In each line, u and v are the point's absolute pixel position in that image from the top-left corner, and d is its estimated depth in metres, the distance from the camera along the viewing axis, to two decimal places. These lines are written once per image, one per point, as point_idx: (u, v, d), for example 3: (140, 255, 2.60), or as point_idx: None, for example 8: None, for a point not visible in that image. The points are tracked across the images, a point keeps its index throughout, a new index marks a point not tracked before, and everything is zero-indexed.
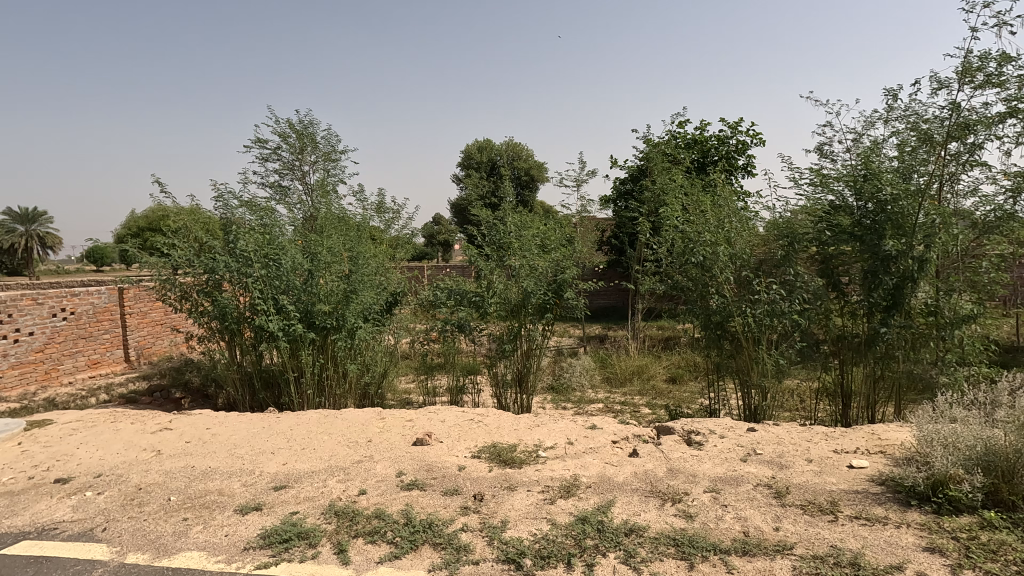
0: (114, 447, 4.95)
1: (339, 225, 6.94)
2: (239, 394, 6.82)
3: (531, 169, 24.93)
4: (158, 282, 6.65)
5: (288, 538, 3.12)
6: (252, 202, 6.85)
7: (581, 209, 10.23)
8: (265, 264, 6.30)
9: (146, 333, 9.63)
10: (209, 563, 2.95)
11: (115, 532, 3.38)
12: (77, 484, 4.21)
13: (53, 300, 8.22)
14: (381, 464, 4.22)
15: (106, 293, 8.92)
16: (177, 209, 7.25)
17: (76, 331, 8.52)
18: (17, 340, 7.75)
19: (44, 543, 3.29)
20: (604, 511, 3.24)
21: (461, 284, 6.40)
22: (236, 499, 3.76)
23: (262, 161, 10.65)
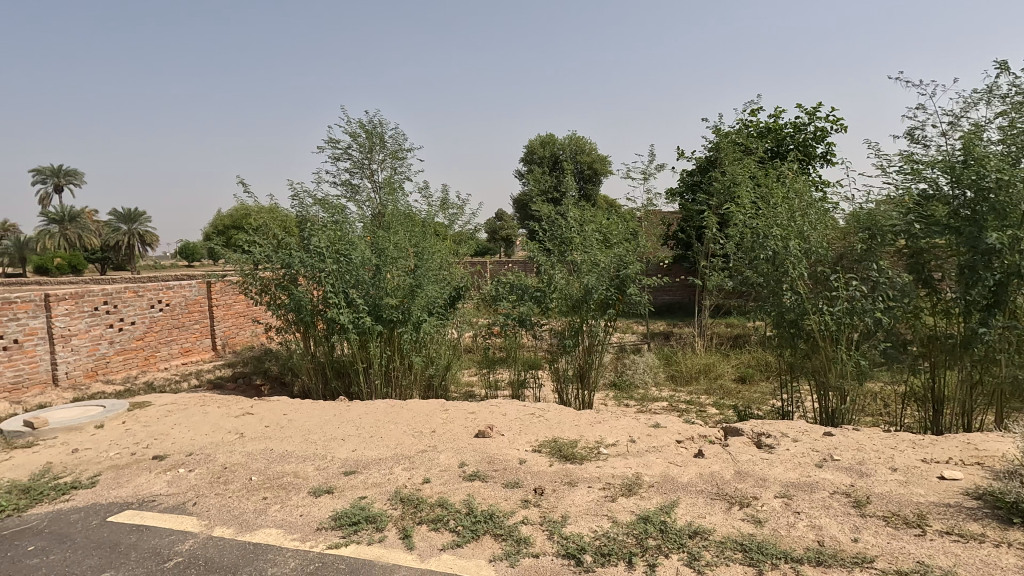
0: (203, 429, 5.36)
1: (405, 222, 7.19)
2: (313, 382, 7.22)
3: (595, 163, 24.66)
4: (240, 276, 7.17)
5: (357, 521, 3.26)
6: (325, 201, 7.26)
7: (646, 202, 9.99)
8: (337, 260, 6.61)
9: (231, 324, 10.33)
10: (286, 540, 3.14)
11: (203, 507, 3.66)
12: (172, 461, 4.60)
13: (151, 293, 8.98)
14: (445, 454, 4.32)
15: (196, 287, 9.65)
16: (257, 208, 7.75)
17: (171, 321, 9.25)
18: (121, 329, 8.50)
19: (144, 513, 3.63)
20: (667, 512, 3.17)
21: (523, 279, 6.41)
22: (310, 482, 3.98)
23: (335, 160, 11.18)
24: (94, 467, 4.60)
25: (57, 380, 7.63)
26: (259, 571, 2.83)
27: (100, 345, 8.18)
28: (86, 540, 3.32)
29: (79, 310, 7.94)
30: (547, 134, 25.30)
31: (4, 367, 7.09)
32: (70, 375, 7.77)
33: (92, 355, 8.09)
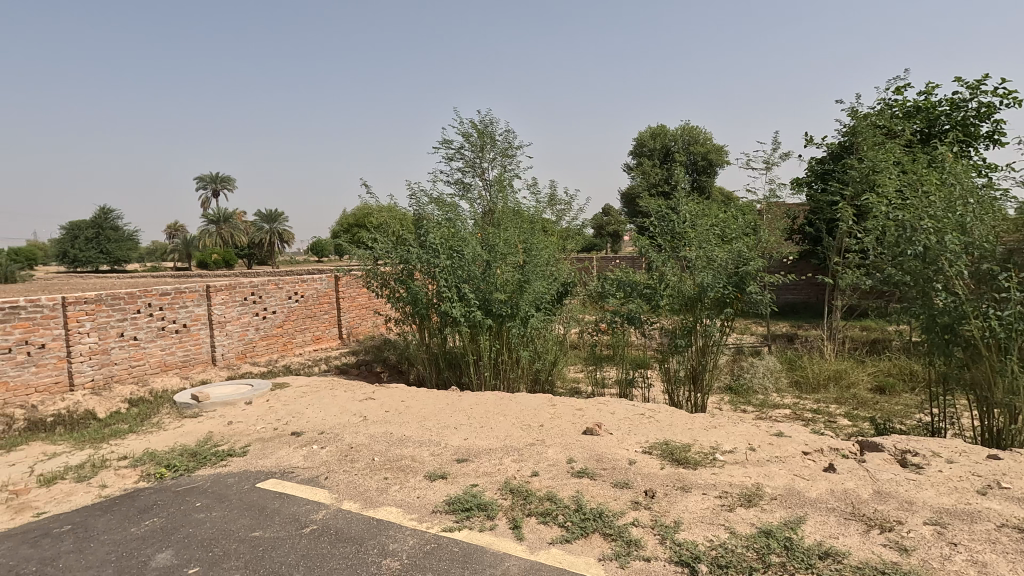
0: (332, 410, 5.88)
1: (515, 219, 7.35)
2: (427, 371, 7.62)
3: (710, 154, 23.33)
4: (364, 271, 7.73)
5: (469, 507, 3.39)
6: (440, 199, 7.61)
7: (768, 194, 9.30)
8: (450, 255, 6.90)
9: (355, 315, 11.20)
10: (405, 519, 3.35)
11: (334, 481, 4.02)
12: (307, 437, 5.10)
13: (289, 285, 9.97)
14: (553, 449, 4.35)
15: (326, 280, 10.57)
16: (378, 207, 8.30)
17: (305, 311, 10.22)
18: (265, 317, 9.54)
19: (285, 483, 4.06)
20: (793, 528, 2.93)
21: (631, 275, 6.21)
22: (426, 466, 4.21)
23: (448, 161, 11.67)
24: (245, 439, 5.23)
25: (215, 360, 8.75)
26: (382, 546, 3.04)
27: (248, 331, 9.25)
28: (240, 502, 3.78)
29: (233, 299, 9.02)
30: (657, 125, 24.41)
31: (176, 347, 8.26)
32: (225, 356, 8.87)
33: (242, 340, 9.16)
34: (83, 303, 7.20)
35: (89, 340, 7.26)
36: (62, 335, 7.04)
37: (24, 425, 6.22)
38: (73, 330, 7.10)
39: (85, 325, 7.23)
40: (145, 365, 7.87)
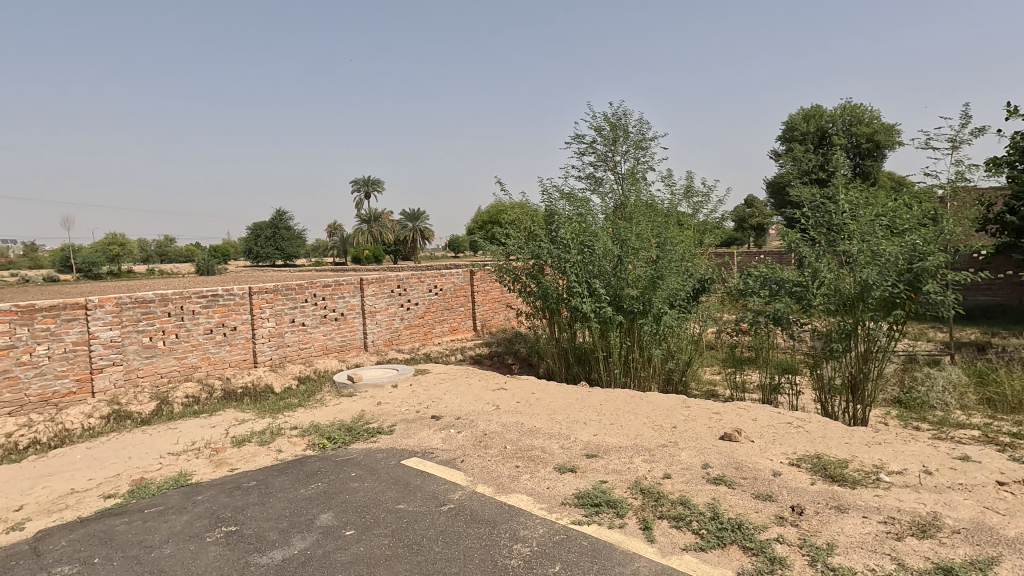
0: (467, 398, 6.21)
1: (648, 212, 7.13)
2: (557, 365, 7.71)
3: (878, 134, 20.54)
4: (497, 266, 8.01)
5: (598, 503, 3.38)
6: (571, 194, 7.62)
7: (954, 177, 7.96)
8: (581, 250, 6.87)
9: (488, 308, 11.66)
10: (535, 508, 3.44)
11: (469, 465, 4.25)
12: (445, 421, 5.44)
13: (430, 279, 10.68)
14: (687, 452, 4.17)
15: (462, 274, 11.15)
16: (511, 204, 8.54)
17: (443, 303, 10.88)
18: (409, 308, 10.32)
19: (426, 462, 4.38)
20: (981, 569, 2.50)
21: (779, 272, 5.72)
22: (556, 458, 4.27)
23: (580, 156, 11.65)
24: (392, 419, 5.73)
25: (367, 346, 9.66)
26: (513, 531, 3.15)
27: (394, 320, 10.07)
28: (388, 475, 4.16)
29: (382, 291, 9.88)
30: (812, 106, 22.08)
31: (335, 333, 9.26)
32: (375, 343, 9.77)
33: (389, 328, 10.01)
34: (264, 293, 8.37)
35: (268, 325, 8.43)
36: (249, 319, 8.26)
37: (222, 394, 7.43)
38: (256, 315, 8.29)
39: (266, 312, 8.40)
40: (311, 348, 8.94)
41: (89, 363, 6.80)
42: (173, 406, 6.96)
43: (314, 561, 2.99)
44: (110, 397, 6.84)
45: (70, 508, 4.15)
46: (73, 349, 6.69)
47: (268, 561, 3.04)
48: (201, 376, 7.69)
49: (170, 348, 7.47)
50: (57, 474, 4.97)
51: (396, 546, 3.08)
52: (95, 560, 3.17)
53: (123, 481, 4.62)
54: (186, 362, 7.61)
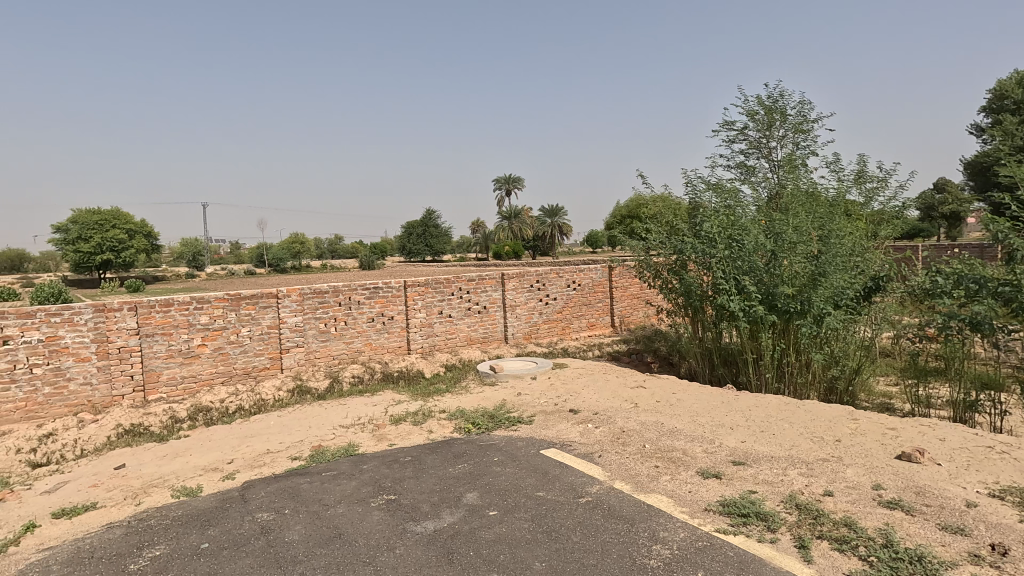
0: (605, 394, 6.19)
1: (808, 202, 6.47)
2: (700, 366, 7.36)
3: None
4: (637, 261, 7.82)
5: (746, 514, 3.18)
6: (718, 185, 7.19)
7: None
8: (728, 245, 6.39)
9: (627, 305, 11.44)
10: (676, 511, 3.34)
11: (607, 460, 4.25)
12: (583, 416, 5.49)
13: (568, 274, 10.78)
14: (853, 469, 3.74)
15: (600, 270, 11.09)
16: (652, 197, 8.27)
17: (581, 299, 10.92)
18: (547, 303, 10.52)
19: (564, 454, 4.47)
20: None
21: (978, 269, 4.88)
22: (699, 462, 4.09)
23: (729, 143, 10.91)
24: (531, 409, 5.92)
25: (507, 339, 10.06)
26: (653, 531, 3.10)
27: (533, 314, 10.35)
28: (527, 463, 4.32)
29: (522, 286, 10.20)
30: None
31: (478, 325, 9.78)
32: (514, 336, 10.13)
33: (528, 322, 10.31)
34: (417, 286, 9.11)
35: (420, 315, 9.17)
36: (404, 310, 9.05)
37: (381, 377, 8.26)
38: (410, 306, 9.06)
39: (418, 303, 9.14)
40: (457, 339, 9.55)
41: (279, 344, 7.98)
42: (342, 384, 7.94)
43: (461, 535, 3.23)
44: (294, 374, 7.98)
45: (266, 465, 4.94)
46: (267, 331, 7.89)
47: (421, 529, 3.35)
48: (364, 359, 8.62)
49: (340, 333, 8.48)
50: (256, 436, 5.93)
51: (535, 531, 3.20)
52: (286, 511, 3.76)
53: (305, 446, 5.38)
54: (353, 346, 8.58)
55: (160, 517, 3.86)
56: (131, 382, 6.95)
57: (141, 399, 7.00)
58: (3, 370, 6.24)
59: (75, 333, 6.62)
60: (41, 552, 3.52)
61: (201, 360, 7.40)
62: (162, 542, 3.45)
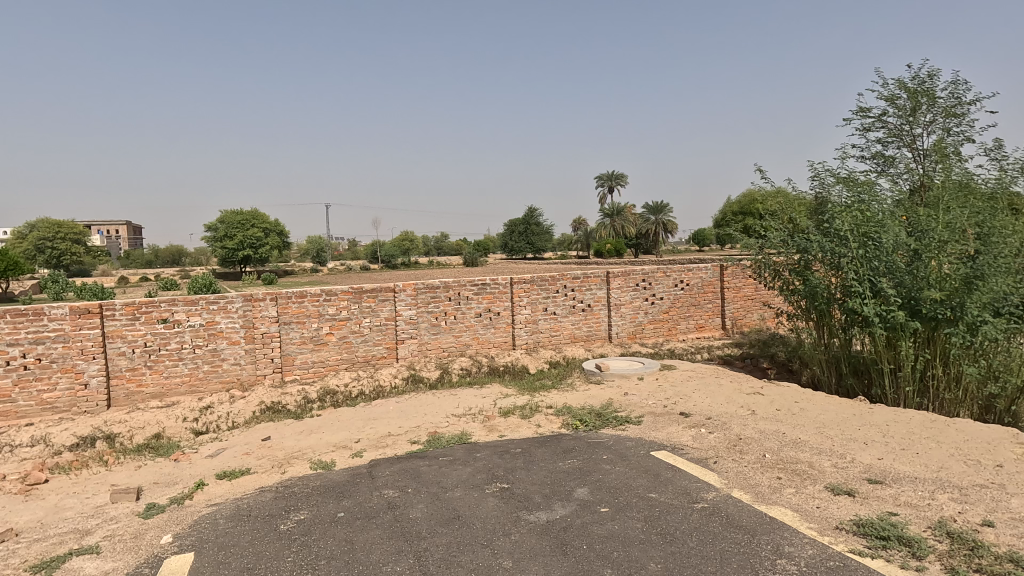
0: (718, 398, 5.94)
1: (962, 195, 5.74)
2: (825, 374, 6.82)
3: None
4: (754, 260, 7.34)
5: (886, 537, 2.92)
6: (851, 178, 6.59)
7: None
8: (862, 244, 5.82)
9: (740, 306, 10.82)
10: (803, 526, 3.15)
11: (723, 467, 4.09)
12: (695, 420, 5.32)
13: (676, 273, 10.41)
14: (1019, 500, 3.29)
15: (711, 269, 10.60)
16: (771, 192, 7.74)
17: (690, 299, 10.51)
18: (654, 303, 10.25)
19: (676, 457, 4.37)
20: None
21: None
22: (827, 477, 3.82)
23: (864, 132, 9.93)
24: (639, 410, 5.83)
25: (611, 338, 9.96)
26: (777, 545, 2.95)
27: (639, 314, 10.14)
28: (638, 463, 4.28)
29: (628, 284, 10.02)
30: None
31: (583, 323, 9.77)
32: (619, 335, 9.99)
33: (633, 321, 10.12)
34: (523, 283, 9.29)
35: (525, 312, 9.34)
36: (510, 306, 9.27)
37: (488, 370, 8.55)
38: (516, 303, 9.26)
39: (524, 300, 9.32)
40: (561, 336, 9.62)
41: (395, 335, 8.53)
42: (451, 375, 8.36)
43: (574, 528, 3.29)
44: (409, 364, 8.50)
45: (388, 446, 5.33)
46: (385, 322, 8.47)
47: (535, 519, 3.45)
48: (472, 353, 8.97)
49: (450, 327, 8.88)
50: (377, 419, 6.41)
51: (649, 532, 3.18)
52: (408, 489, 4.05)
53: (421, 432, 5.73)
54: (461, 340, 8.95)
55: (301, 486, 4.33)
56: (272, 364, 7.80)
57: (279, 379, 7.84)
58: (174, 349, 7.28)
59: (228, 319, 7.54)
60: (209, 507, 4.09)
61: (328, 347, 8.12)
62: (304, 508, 3.87)
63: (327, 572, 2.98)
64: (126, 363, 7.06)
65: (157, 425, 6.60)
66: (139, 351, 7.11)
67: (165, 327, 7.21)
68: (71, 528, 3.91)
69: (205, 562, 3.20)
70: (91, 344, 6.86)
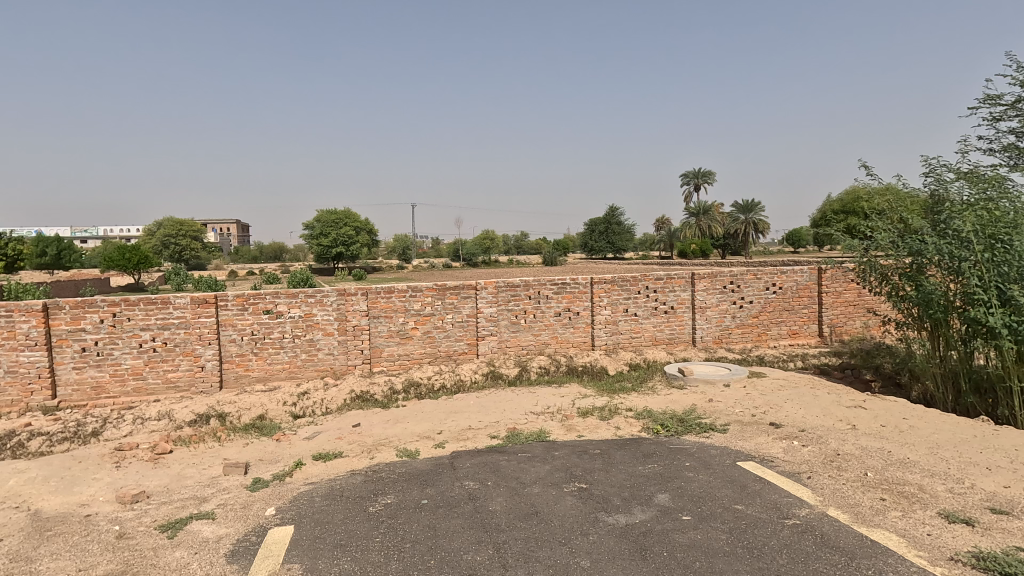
0: (814, 411, 5.57)
1: None
2: (939, 390, 6.19)
3: None
4: (857, 264, 6.76)
5: (1012, 573, 2.62)
6: (974, 173, 5.93)
7: None
8: (989, 247, 5.23)
9: (840, 313, 10.05)
10: (910, 553, 2.90)
11: (818, 483, 3.85)
12: (787, 432, 5.02)
13: (768, 276, 9.83)
14: None
15: (807, 272, 9.93)
16: (877, 189, 7.11)
17: (783, 303, 9.90)
18: (742, 306, 9.76)
19: (765, 469, 4.16)
20: None
21: None
22: (941, 502, 3.48)
23: (992, 121, 8.89)
24: (724, 417, 5.60)
25: (695, 342, 9.61)
26: (879, 570, 2.74)
27: (726, 318, 9.70)
28: (723, 473, 4.11)
29: (714, 287, 9.61)
30: None
31: (665, 326, 9.50)
32: (704, 339, 9.62)
33: (719, 326, 9.70)
34: (604, 283, 9.18)
35: (605, 312, 9.23)
36: (590, 306, 9.19)
37: (567, 369, 8.54)
38: (596, 303, 9.17)
39: (604, 300, 9.21)
40: (642, 338, 9.42)
41: (476, 331, 8.74)
42: (530, 373, 8.45)
43: (654, 534, 3.23)
44: (488, 360, 8.68)
45: (469, 439, 5.49)
46: (467, 319, 8.70)
47: (613, 521, 3.43)
48: (551, 352, 9.01)
49: (530, 325, 8.95)
50: (458, 413, 6.62)
51: (734, 545, 3.06)
52: (488, 482, 4.15)
53: (501, 427, 5.84)
54: (540, 338, 9.00)
55: (388, 472, 4.56)
56: (362, 355, 8.25)
57: (368, 370, 8.28)
58: (277, 338, 7.90)
59: (324, 312, 8.06)
60: (306, 485, 4.42)
61: (413, 341, 8.47)
62: (391, 493, 4.08)
63: (412, 555, 3.14)
64: (236, 349, 7.76)
65: (262, 407, 7.21)
66: (246, 339, 7.78)
67: (269, 317, 7.84)
68: (190, 495, 4.38)
69: (304, 535, 3.47)
70: (208, 331, 7.60)
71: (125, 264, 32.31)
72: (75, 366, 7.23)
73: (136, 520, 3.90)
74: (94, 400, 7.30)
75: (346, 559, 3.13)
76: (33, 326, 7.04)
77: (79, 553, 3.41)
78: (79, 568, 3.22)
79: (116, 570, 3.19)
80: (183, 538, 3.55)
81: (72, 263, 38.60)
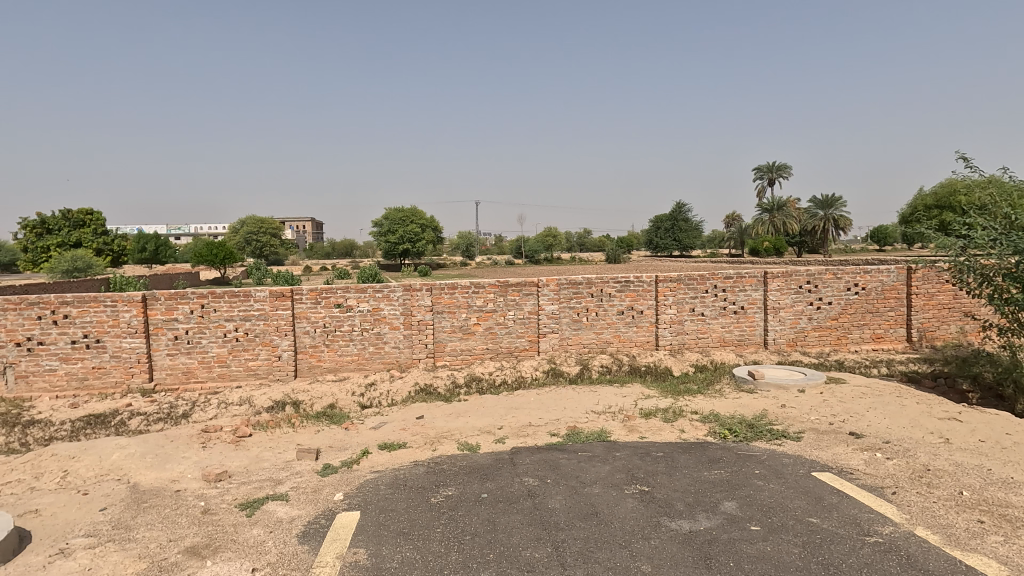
0: (900, 421, 5.16)
1: None
2: None
3: None
4: (953, 264, 6.19)
5: None
6: None
7: None
8: None
9: (931, 316, 9.26)
10: None
11: (904, 500, 3.57)
12: (870, 443, 4.68)
13: (849, 276, 9.17)
14: None
15: (894, 272, 9.21)
16: (977, 183, 6.49)
17: (866, 305, 9.23)
18: (820, 308, 9.19)
19: (843, 482, 3.90)
20: None
21: None
22: None
23: None
24: (798, 425, 5.30)
25: (766, 344, 9.16)
26: None
27: (800, 319, 9.16)
28: (797, 483, 3.89)
29: (788, 286, 9.10)
30: None
31: (734, 327, 9.11)
32: (776, 342, 9.15)
33: (794, 328, 9.18)
34: (668, 282, 8.92)
35: (670, 312, 8.97)
36: (654, 305, 8.96)
37: (629, 370, 8.39)
38: (660, 302, 8.93)
39: (669, 299, 8.95)
40: (708, 339, 9.08)
41: (537, 328, 8.73)
42: (591, 372, 8.37)
43: (720, 543, 3.10)
44: (549, 357, 8.67)
45: (529, 436, 5.51)
46: (528, 316, 8.70)
47: (676, 527, 3.32)
48: (613, 351, 8.86)
49: (592, 323, 8.84)
50: (519, 409, 6.64)
51: (808, 560, 2.88)
52: (548, 480, 4.14)
53: (561, 425, 5.82)
54: (602, 337, 8.87)
55: (450, 464, 4.65)
56: (425, 350, 8.45)
57: (432, 363, 8.48)
58: (347, 330, 8.24)
59: (390, 307, 8.31)
60: (372, 473, 4.59)
61: (475, 337, 8.58)
62: (452, 485, 4.15)
63: (472, 548, 3.18)
64: (309, 340, 8.15)
65: (332, 397, 7.56)
66: (319, 331, 8.17)
67: (339, 311, 8.18)
68: (267, 477, 4.66)
69: (368, 521, 3.59)
70: (284, 323, 8.03)
71: (211, 260, 34.82)
72: (168, 353, 7.86)
73: (219, 497, 4.20)
74: (184, 385, 7.91)
75: (407, 548, 3.21)
76: (133, 315, 7.72)
77: (169, 525, 3.71)
78: (169, 539, 3.50)
79: (201, 543, 3.44)
80: (260, 517, 3.77)
81: (166, 259, 42.02)
